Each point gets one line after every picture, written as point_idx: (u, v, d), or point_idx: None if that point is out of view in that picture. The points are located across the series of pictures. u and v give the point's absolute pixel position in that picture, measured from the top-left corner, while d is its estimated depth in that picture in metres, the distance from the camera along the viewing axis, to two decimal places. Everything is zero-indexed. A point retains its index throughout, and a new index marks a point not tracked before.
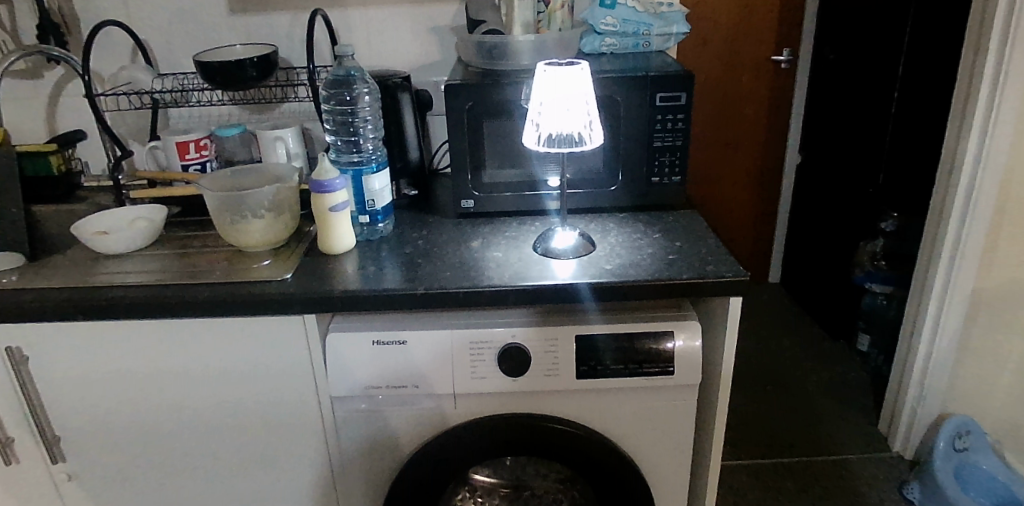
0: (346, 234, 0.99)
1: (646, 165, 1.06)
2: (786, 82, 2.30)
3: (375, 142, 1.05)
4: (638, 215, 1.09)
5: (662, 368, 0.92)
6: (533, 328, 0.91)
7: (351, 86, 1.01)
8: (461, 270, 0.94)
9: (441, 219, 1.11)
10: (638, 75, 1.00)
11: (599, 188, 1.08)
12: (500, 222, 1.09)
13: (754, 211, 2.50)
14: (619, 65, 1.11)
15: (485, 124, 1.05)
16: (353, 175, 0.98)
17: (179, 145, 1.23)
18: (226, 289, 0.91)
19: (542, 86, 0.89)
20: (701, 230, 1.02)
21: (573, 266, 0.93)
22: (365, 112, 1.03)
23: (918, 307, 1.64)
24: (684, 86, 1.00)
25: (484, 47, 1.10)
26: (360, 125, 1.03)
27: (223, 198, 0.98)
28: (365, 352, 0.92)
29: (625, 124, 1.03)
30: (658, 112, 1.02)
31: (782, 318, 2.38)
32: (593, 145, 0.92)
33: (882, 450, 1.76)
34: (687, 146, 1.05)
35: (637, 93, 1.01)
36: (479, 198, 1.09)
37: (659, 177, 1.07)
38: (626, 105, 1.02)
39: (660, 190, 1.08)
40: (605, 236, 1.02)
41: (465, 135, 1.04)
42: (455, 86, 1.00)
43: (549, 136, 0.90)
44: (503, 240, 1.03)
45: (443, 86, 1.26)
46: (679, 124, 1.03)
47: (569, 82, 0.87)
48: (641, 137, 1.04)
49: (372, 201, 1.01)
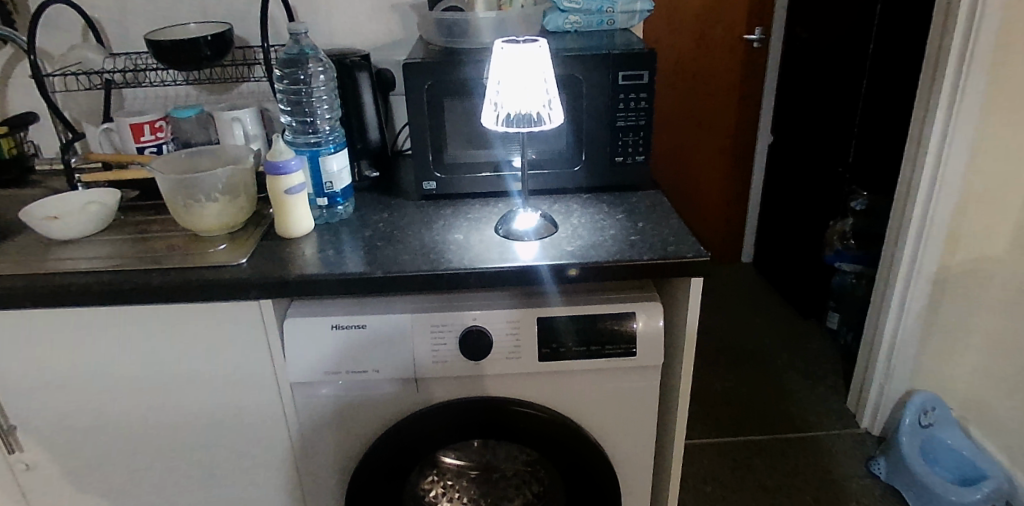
0: (304, 217, 0.97)
1: (609, 145, 1.05)
2: (758, 61, 2.30)
3: (331, 123, 1.02)
4: (601, 196, 1.08)
5: (624, 349, 0.92)
6: (493, 311, 0.90)
7: (304, 66, 0.98)
8: (421, 253, 0.92)
9: (403, 201, 1.10)
10: (600, 53, 0.99)
11: (562, 168, 1.07)
12: (463, 203, 1.07)
13: (726, 191, 2.51)
14: (583, 43, 1.10)
15: (445, 104, 1.03)
16: (309, 155, 0.96)
17: (132, 127, 1.19)
18: (179, 274, 0.89)
19: (498, 66, 0.87)
20: (664, 211, 1.02)
21: (536, 248, 0.92)
22: (320, 92, 1.00)
23: (885, 285, 1.66)
24: (646, 63, 0.99)
25: (443, 24, 1.08)
26: (316, 105, 1.01)
27: (175, 181, 0.94)
28: (324, 336, 0.90)
29: (588, 103, 1.02)
30: (621, 91, 1.01)
31: (755, 297, 2.40)
32: (553, 125, 0.91)
33: (850, 426, 1.79)
34: (650, 126, 1.04)
35: (598, 70, 1.00)
36: (441, 180, 1.07)
37: (623, 156, 1.06)
38: (588, 84, 1.00)
39: (625, 170, 1.07)
40: (567, 217, 1.00)
41: (425, 114, 1.02)
42: (414, 64, 0.99)
43: (508, 116, 0.89)
44: (465, 222, 1.01)
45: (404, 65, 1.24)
46: (642, 103, 1.02)
47: (525, 60, 0.85)
48: (604, 116, 1.03)
49: (330, 183, 0.99)
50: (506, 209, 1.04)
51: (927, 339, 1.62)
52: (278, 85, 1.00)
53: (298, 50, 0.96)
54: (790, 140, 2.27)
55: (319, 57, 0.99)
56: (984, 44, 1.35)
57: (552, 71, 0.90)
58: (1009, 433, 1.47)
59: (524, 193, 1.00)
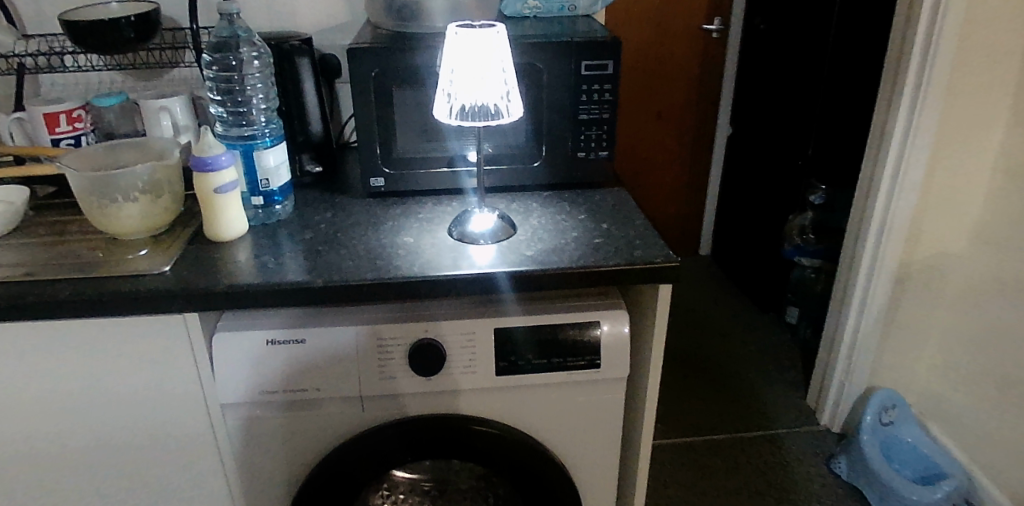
0: (236, 219, 0.88)
1: (572, 139, 0.98)
2: (719, 53, 2.27)
3: (266, 116, 0.92)
4: (563, 194, 1.01)
5: (587, 361, 0.86)
6: (444, 321, 0.83)
7: (236, 52, 0.88)
8: (367, 259, 0.84)
9: (349, 199, 1.01)
10: (562, 40, 0.92)
11: (520, 164, 1.00)
12: (414, 202, 0.99)
13: (687, 184, 2.49)
14: (542, 29, 1.04)
15: (395, 94, 0.95)
16: (242, 150, 0.87)
17: (46, 117, 1.07)
18: (91, 286, 0.79)
19: (450, 53, 0.79)
20: (629, 210, 0.96)
21: (493, 251, 0.85)
22: (255, 81, 0.90)
23: (845, 281, 1.65)
24: (610, 52, 0.93)
25: (393, 5, 0.99)
26: (250, 96, 0.91)
27: (88, 180, 0.83)
28: (259, 352, 0.82)
29: (548, 94, 0.95)
30: (583, 82, 0.94)
31: (717, 292, 2.38)
32: (512, 119, 0.84)
33: (811, 423, 1.78)
34: (614, 119, 0.97)
35: (559, 60, 0.93)
36: (390, 176, 0.99)
37: (586, 151, 0.99)
38: (549, 73, 0.94)
39: (587, 166, 1.01)
40: (526, 218, 0.94)
41: (373, 105, 0.94)
42: (359, 50, 0.90)
43: (463, 108, 0.81)
44: (416, 223, 0.93)
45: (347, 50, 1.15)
46: (606, 95, 0.95)
47: (480, 46, 0.77)
48: (565, 109, 0.96)
49: (266, 180, 0.90)
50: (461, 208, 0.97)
51: (887, 336, 1.61)
52: (207, 71, 0.89)
53: (229, 32, 0.86)
54: (750, 133, 2.25)
55: (252, 41, 0.88)
56: (946, 39, 1.33)
57: (510, 60, 0.83)
58: (968, 429, 1.48)
59: (480, 192, 0.93)
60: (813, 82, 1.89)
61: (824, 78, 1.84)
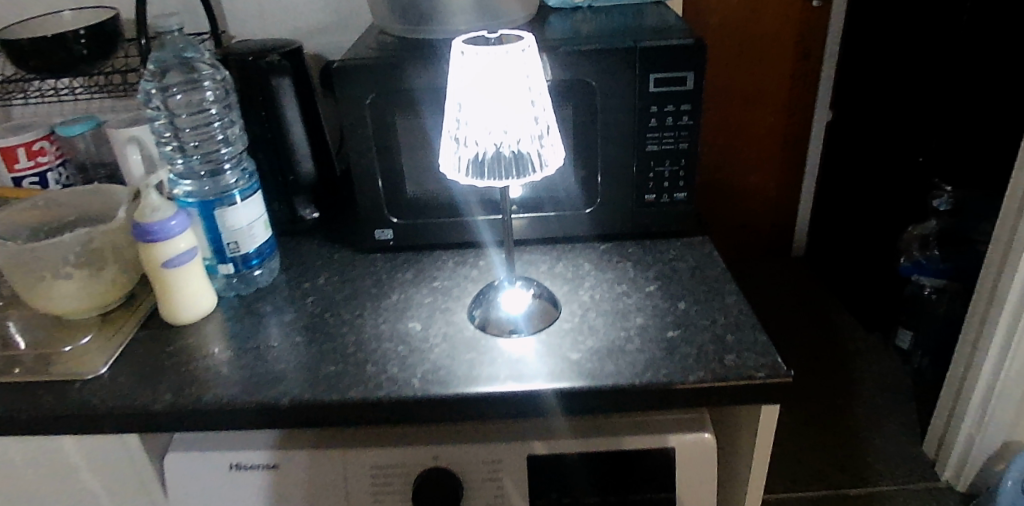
0: (199, 295, 0.69)
1: (637, 177, 0.73)
2: (818, 25, 1.91)
3: (232, 159, 0.71)
4: (626, 249, 0.76)
5: (657, 499, 0.62)
6: (459, 446, 0.61)
7: (183, 79, 0.69)
8: (354, 358, 0.62)
9: (347, 255, 0.79)
10: (623, 46, 0.66)
11: (568, 211, 0.75)
12: (430, 261, 0.77)
13: (775, 178, 2.15)
14: (601, 26, 0.79)
15: (399, 122, 0.71)
16: (199, 208, 0.67)
17: (2, 152, 0.90)
18: (4, 399, 0.61)
19: (456, 79, 0.55)
20: (717, 278, 0.70)
21: (530, 350, 0.61)
22: (210, 116, 0.70)
23: (983, 315, 1.32)
24: (690, 60, 0.66)
25: (399, 5, 0.74)
26: (206, 136, 0.70)
27: (8, 255, 0.65)
28: (218, 480, 0.62)
29: (605, 121, 0.70)
30: (652, 102, 0.69)
31: (807, 303, 2.06)
32: (547, 172, 0.58)
33: (928, 479, 1.48)
34: (694, 151, 0.71)
35: (620, 72, 0.67)
36: (399, 227, 0.77)
37: (656, 194, 0.74)
38: (605, 94, 0.68)
39: (658, 212, 0.75)
40: (575, 290, 0.69)
41: (372, 141, 0.71)
42: (350, 68, 0.67)
43: (477, 161, 0.56)
44: (429, 295, 0.71)
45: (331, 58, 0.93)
46: (685, 119, 0.69)
47: (498, 70, 0.52)
48: (628, 140, 0.71)
49: (234, 244, 0.69)
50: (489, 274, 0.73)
51: None
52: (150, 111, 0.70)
53: (173, 54, 0.68)
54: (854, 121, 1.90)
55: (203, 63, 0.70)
56: None
57: (546, 87, 0.57)
58: None
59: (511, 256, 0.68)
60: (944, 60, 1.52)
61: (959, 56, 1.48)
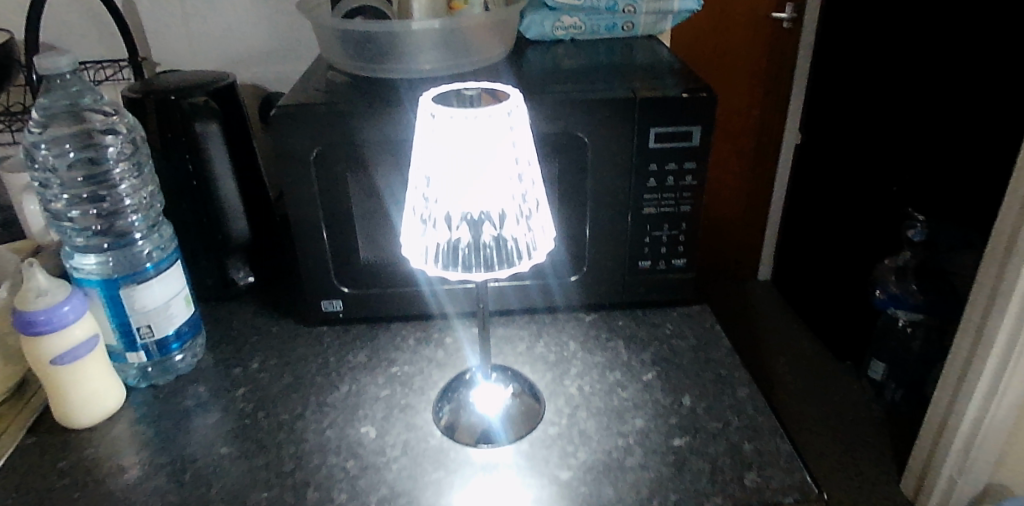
0: (102, 392, 0.56)
1: (630, 242, 0.63)
2: (790, 47, 1.87)
3: (143, 226, 0.59)
4: (616, 322, 0.66)
5: None
6: None
7: (77, 131, 0.56)
8: (291, 479, 0.50)
9: (289, 328, 0.67)
10: (619, 96, 0.57)
11: (551, 278, 0.65)
12: (388, 338, 0.65)
13: (745, 201, 2.10)
14: (587, 63, 0.69)
15: (349, 179, 0.59)
16: (101, 287, 0.54)
17: None
18: None
19: (422, 144, 0.43)
20: (723, 364, 0.61)
21: (512, 466, 0.50)
22: (112, 177, 0.58)
23: (967, 358, 1.21)
24: (697, 113, 0.57)
25: (353, 37, 0.62)
26: (106, 201, 0.58)
27: None
28: None
29: (596, 178, 0.60)
30: (650, 160, 0.59)
31: (778, 331, 2.00)
32: (533, 259, 0.47)
33: None
34: (697, 213, 0.62)
35: (615, 125, 0.57)
36: (351, 298, 0.65)
37: (652, 260, 0.64)
38: (597, 149, 0.58)
39: (653, 281, 0.66)
40: (561, 380, 0.59)
41: (319, 199, 0.60)
42: (292, 114, 0.56)
43: (448, 248, 0.46)
44: (387, 387, 0.59)
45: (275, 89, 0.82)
46: (687, 178, 0.60)
47: (477, 136, 0.41)
48: (622, 201, 0.61)
49: (146, 328, 0.57)
50: (455, 368, 0.61)
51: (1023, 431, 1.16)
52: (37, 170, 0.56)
53: (65, 101, 0.54)
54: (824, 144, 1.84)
55: (105, 113, 0.57)
56: None
57: (534, 154, 0.45)
58: None
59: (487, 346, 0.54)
60: (918, 87, 1.47)
61: (934, 84, 1.43)
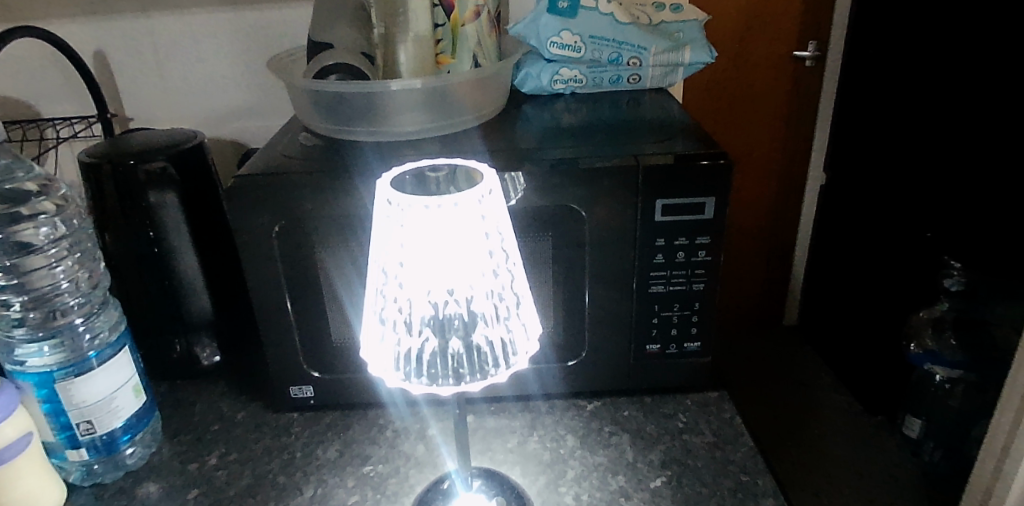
0: (36, 495, 0.49)
1: (636, 324, 0.56)
2: (812, 86, 1.80)
3: (82, 312, 0.54)
4: (621, 413, 0.59)
5: None
6: None
7: (12, 209, 0.51)
8: None
9: (255, 415, 0.60)
10: (621, 165, 0.50)
11: (544, 364, 0.57)
12: (363, 430, 0.58)
13: (766, 245, 2.00)
14: (587, 120, 0.63)
15: (318, 255, 0.53)
16: (34, 381, 0.49)
17: None
18: None
19: (382, 233, 0.36)
20: (744, 468, 0.53)
21: None
22: (50, 258, 0.54)
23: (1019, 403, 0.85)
24: (709, 182, 0.51)
25: (326, 100, 0.57)
26: (41, 286, 0.53)
27: None
28: None
29: (594, 255, 0.53)
30: (657, 234, 0.52)
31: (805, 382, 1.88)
32: (510, 368, 0.40)
33: None
34: (711, 293, 0.55)
35: (617, 196, 0.51)
36: (323, 383, 0.58)
37: (660, 344, 0.57)
38: (595, 223, 0.52)
39: (662, 366, 0.58)
40: (556, 489, 0.51)
41: (284, 276, 0.54)
42: (253, 185, 0.50)
43: (409, 355, 0.39)
44: (355, 493, 0.51)
45: (253, 147, 0.78)
46: (699, 254, 0.53)
47: (442, 229, 0.34)
48: (624, 279, 0.54)
49: (85, 422, 0.50)
50: (433, 475, 0.53)
51: None
52: None
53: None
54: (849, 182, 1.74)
55: (37, 190, 0.54)
56: None
57: (513, 244, 0.39)
58: None
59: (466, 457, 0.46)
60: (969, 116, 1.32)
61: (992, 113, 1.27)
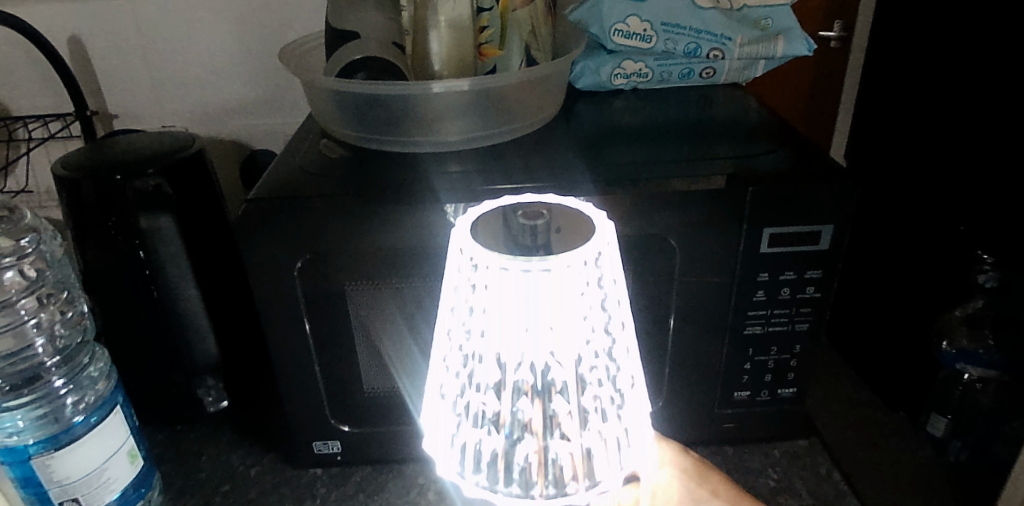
0: None
1: (726, 368, 0.47)
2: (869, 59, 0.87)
3: (64, 370, 0.47)
4: None
5: None
6: None
7: None
8: None
9: (273, 472, 0.51)
10: (718, 189, 0.41)
11: None
12: (404, 491, 0.49)
13: None
14: (655, 120, 0.53)
15: (347, 292, 0.44)
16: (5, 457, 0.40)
17: None
18: None
19: (460, 301, 0.28)
20: None
21: None
22: (18, 312, 0.47)
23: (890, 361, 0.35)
24: (830, 206, 0.42)
25: (353, 103, 0.47)
26: (7, 347, 0.46)
27: None
28: None
29: (680, 294, 0.44)
30: (761, 268, 0.43)
31: None
32: (623, 477, 0.30)
33: None
34: (817, 335, 0.46)
35: (717, 224, 0.42)
36: (353, 438, 0.49)
37: (751, 390, 0.49)
38: (684, 259, 0.43)
39: (749, 414, 0.50)
40: None
41: (308, 320, 0.44)
42: (270, 208, 0.40)
43: (494, 456, 0.29)
44: None
45: (255, 147, 0.68)
46: (809, 289, 0.44)
47: (546, 302, 0.25)
48: (715, 320, 0.45)
49: (70, 502, 0.41)
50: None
51: None
52: None
53: None
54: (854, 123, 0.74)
55: None
56: None
57: (629, 314, 0.29)
58: None
59: None
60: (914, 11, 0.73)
61: None
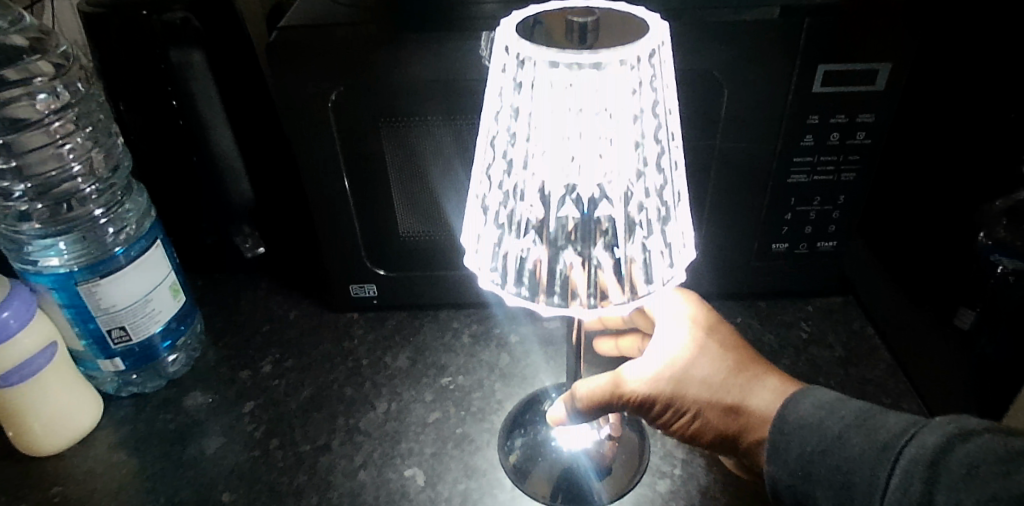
0: (77, 409, 0.44)
1: (765, 220, 0.47)
2: None
3: (103, 200, 0.48)
4: (734, 320, 0.52)
5: None
6: None
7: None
8: None
9: (312, 315, 0.53)
10: (778, 18, 0.38)
11: None
12: (439, 334, 0.51)
13: None
14: None
15: (382, 132, 0.43)
16: (54, 285, 0.41)
17: None
18: None
19: (507, 103, 0.26)
20: (881, 388, 0.47)
21: None
22: (53, 135, 0.45)
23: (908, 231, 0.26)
24: (892, 41, 0.39)
25: None
26: (45, 171, 0.45)
27: None
28: None
29: (726, 138, 0.42)
30: (812, 110, 0.41)
31: None
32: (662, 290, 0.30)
33: None
34: (863, 186, 0.45)
35: (770, 60, 0.39)
36: (389, 283, 0.50)
37: (789, 242, 0.48)
38: (733, 99, 0.41)
39: (785, 268, 0.50)
40: None
41: (343, 161, 0.44)
42: (300, 37, 0.39)
43: (535, 265, 0.29)
44: (438, 405, 0.46)
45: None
46: (860, 135, 0.43)
47: (597, 97, 0.24)
48: (759, 168, 0.44)
49: (117, 331, 0.43)
50: (523, 392, 0.47)
51: None
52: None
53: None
54: None
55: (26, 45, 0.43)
56: None
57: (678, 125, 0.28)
58: None
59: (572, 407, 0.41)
60: None
61: None
